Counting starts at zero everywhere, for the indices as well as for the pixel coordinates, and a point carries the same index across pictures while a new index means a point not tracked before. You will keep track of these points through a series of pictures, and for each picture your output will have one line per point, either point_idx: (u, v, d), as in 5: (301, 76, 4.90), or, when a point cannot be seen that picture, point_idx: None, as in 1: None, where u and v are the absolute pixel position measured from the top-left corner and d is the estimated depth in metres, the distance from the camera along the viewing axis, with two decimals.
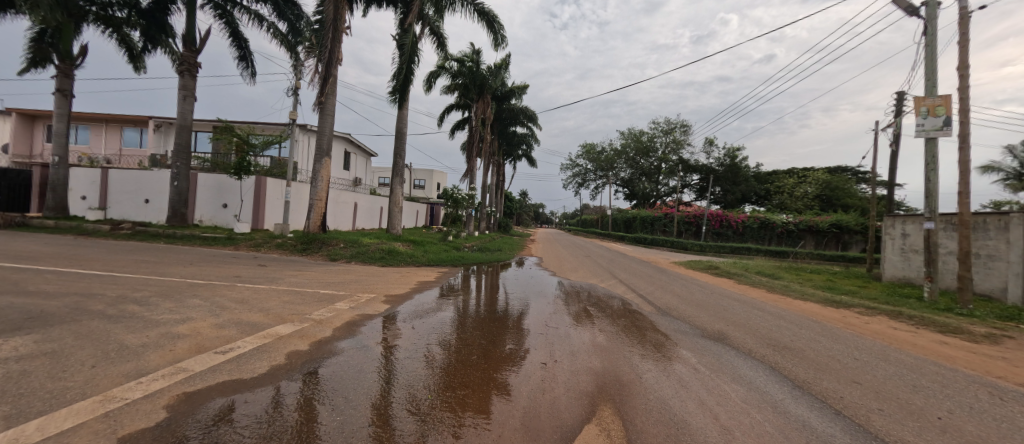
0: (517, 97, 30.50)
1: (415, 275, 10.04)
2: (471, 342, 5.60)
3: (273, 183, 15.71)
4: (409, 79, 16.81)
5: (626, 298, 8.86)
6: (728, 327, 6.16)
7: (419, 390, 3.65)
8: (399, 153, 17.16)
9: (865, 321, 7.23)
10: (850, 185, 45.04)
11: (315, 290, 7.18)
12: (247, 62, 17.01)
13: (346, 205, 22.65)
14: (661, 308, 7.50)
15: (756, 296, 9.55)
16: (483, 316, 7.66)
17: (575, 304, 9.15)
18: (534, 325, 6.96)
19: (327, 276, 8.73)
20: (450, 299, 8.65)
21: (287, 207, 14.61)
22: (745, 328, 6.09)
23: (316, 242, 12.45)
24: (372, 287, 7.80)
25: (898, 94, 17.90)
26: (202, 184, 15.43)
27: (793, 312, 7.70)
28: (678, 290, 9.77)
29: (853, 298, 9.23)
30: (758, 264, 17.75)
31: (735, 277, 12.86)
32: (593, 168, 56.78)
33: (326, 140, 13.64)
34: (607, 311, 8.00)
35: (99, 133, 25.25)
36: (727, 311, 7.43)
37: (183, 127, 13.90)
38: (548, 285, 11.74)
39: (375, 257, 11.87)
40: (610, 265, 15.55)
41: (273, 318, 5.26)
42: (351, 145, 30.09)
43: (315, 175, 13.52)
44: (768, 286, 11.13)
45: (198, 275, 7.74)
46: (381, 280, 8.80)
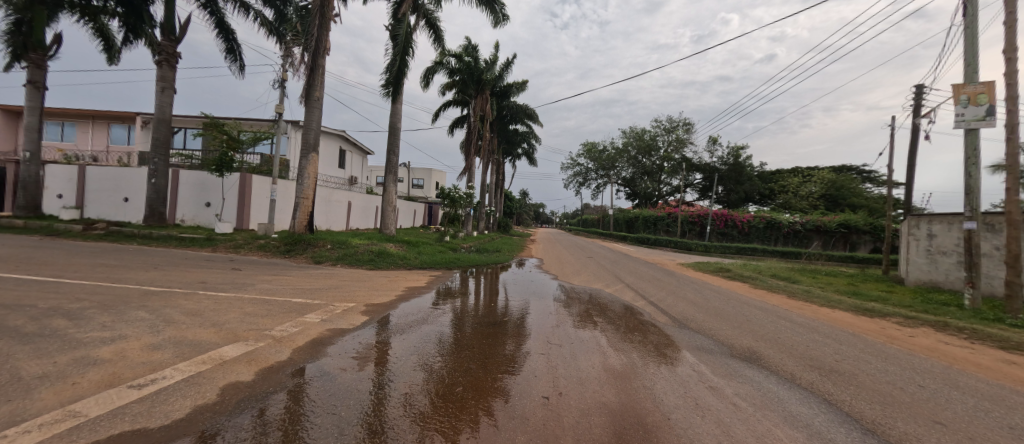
0: (517, 93, 29.66)
1: (405, 279, 9.22)
2: (461, 360, 4.76)
3: (259, 180, 14.86)
4: (403, 72, 15.97)
5: (636, 304, 8.01)
6: (759, 343, 5.30)
7: (387, 431, 2.80)
8: (393, 149, 16.33)
9: (911, 334, 6.36)
10: (856, 184, 44.27)
11: (286, 299, 6.32)
12: (235, 56, 16.17)
13: (339, 204, 21.81)
14: (680, 319, 6.61)
15: (779, 304, 8.68)
16: (479, 323, 6.83)
17: (580, 308, 8.33)
18: (535, 336, 6.13)
19: (306, 282, 7.88)
20: (443, 305, 7.82)
21: (273, 206, 13.78)
22: (780, 346, 5.24)
23: (301, 243, 11.64)
24: (354, 294, 6.95)
25: (917, 87, 17.08)
26: (184, 182, 14.61)
27: (825, 324, 6.85)
28: (693, 296, 8.92)
29: (885, 306, 8.39)
30: (770, 266, 16.91)
31: (750, 281, 12.02)
32: (594, 168, 55.94)
33: (313, 135, 12.81)
34: (614, 319, 7.16)
35: (85, 129, 24.48)
36: (754, 322, 6.55)
37: (162, 121, 13.10)
38: (549, 288, 10.88)
39: (363, 259, 11.04)
40: (615, 267, 14.73)
41: (223, 336, 4.42)
42: (347, 142, 29.23)
43: (302, 172, 12.69)
44: (788, 291, 10.26)
45: (158, 281, 6.91)
46: (365, 285, 7.94)
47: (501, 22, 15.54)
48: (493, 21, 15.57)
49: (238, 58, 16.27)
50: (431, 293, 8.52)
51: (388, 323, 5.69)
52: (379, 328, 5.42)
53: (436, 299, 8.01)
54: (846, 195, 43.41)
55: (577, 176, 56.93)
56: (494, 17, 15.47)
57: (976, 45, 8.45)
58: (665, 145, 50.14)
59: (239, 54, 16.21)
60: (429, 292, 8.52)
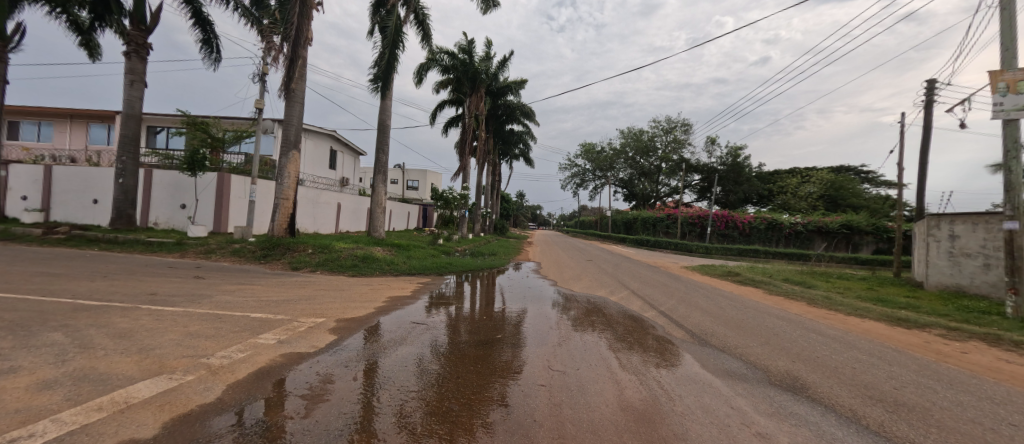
0: (513, 92, 28.89)
1: (389, 287, 8.34)
2: (445, 386, 3.74)
3: (238, 180, 13.92)
4: (393, 65, 15.12)
5: (650, 317, 6.98)
6: (799, 367, 4.46)
7: None
8: (382, 147, 15.48)
9: (964, 351, 5.55)
10: (856, 184, 43.79)
11: (242, 314, 5.42)
12: (211, 48, 15.42)
13: (328, 205, 20.85)
14: (707, 336, 5.60)
15: (803, 313, 7.84)
16: (471, 338, 5.77)
17: (586, 318, 7.27)
18: (536, 351, 5.09)
19: (275, 292, 6.97)
20: (431, 317, 6.76)
21: (252, 208, 12.87)
22: (836, 375, 4.26)
23: (279, 248, 10.74)
24: (327, 307, 6.06)
25: (928, 82, 16.45)
26: (158, 183, 13.69)
27: (864, 338, 6.03)
28: (707, 305, 8.08)
29: (920, 314, 7.61)
30: (777, 268, 16.21)
31: (762, 285, 11.25)
32: (592, 169, 55.20)
33: (293, 131, 11.93)
34: (622, 330, 6.30)
35: (63, 129, 23.48)
36: (793, 340, 5.58)
37: (131, 116, 12.19)
38: (548, 293, 9.96)
39: (346, 265, 10.13)
40: (617, 271, 13.90)
41: (143, 368, 3.53)
42: (337, 142, 28.28)
43: (281, 170, 11.78)
44: (809, 297, 9.43)
45: (99, 293, 5.99)
46: (341, 295, 7.04)
47: (491, 8, 14.78)
48: (483, 9, 14.79)
49: (216, 51, 15.56)
50: (420, 304, 7.51)
51: (363, 342, 4.70)
52: (349, 349, 4.43)
53: (423, 311, 6.98)
54: (846, 195, 42.88)
55: (575, 177, 56.21)
56: (484, 5, 14.69)
57: (1015, 28, 7.71)
58: (663, 145, 49.51)
59: (216, 47, 15.48)
60: (417, 303, 7.49)
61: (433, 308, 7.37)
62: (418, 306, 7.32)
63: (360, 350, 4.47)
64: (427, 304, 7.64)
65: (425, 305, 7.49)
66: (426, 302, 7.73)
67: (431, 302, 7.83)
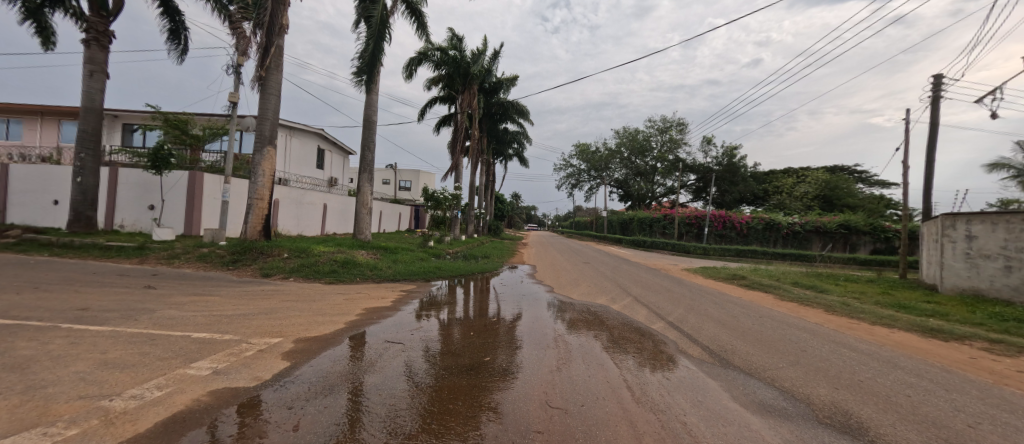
0: (506, 89, 28.20)
1: (368, 296, 7.50)
2: (413, 433, 2.87)
3: (211, 179, 12.96)
4: (379, 58, 14.28)
5: (662, 331, 6.16)
6: (851, 400, 3.66)
7: None
8: (367, 144, 14.64)
9: (1020, 370, 4.85)
10: (851, 184, 43.52)
11: (183, 334, 4.58)
12: (178, 39, 14.55)
13: (314, 207, 19.90)
14: (732, 357, 4.76)
15: (824, 323, 7.09)
16: (457, 360, 4.87)
17: (590, 331, 6.42)
18: (530, 378, 4.19)
19: (233, 304, 6.08)
20: (412, 332, 5.85)
21: (224, 208, 11.94)
22: (902, 412, 3.44)
23: (252, 252, 9.86)
24: (287, 324, 5.19)
25: (935, 77, 15.94)
26: (124, 182, 12.74)
27: (905, 356, 5.29)
28: (719, 314, 7.31)
29: (951, 323, 6.95)
30: (781, 270, 15.58)
31: (771, 289, 10.56)
32: (586, 169, 54.60)
33: (269, 126, 11.07)
34: (629, 347, 5.48)
35: (34, 127, 22.30)
36: (831, 363, 4.75)
37: (91, 110, 11.24)
38: (544, 300, 9.08)
39: (323, 270, 9.25)
40: (616, 275, 13.16)
41: (16, 419, 2.70)
42: (325, 141, 27.28)
43: (255, 168, 10.90)
44: (825, 304, 8.70)
45: (19, 308, 5.11)
46: (309, 308, 6.18)
47: None
48: None
49: (184, 42, 14.69)
50: (401, 315, 6.62)
51: (316, 373, 3.78)
52: (294, 385, 3.49)
53: (403, 326, 6.08)
54: (841, 195, 42.66)
55: (570, 177, 55.55)
56: None
57: None
58: (659, 145, 48.94)
59: (184, 38, 14.62)
60: (397, 315, 6.58)
61: (416, 321, 6.48)
62: (397, 318, 6.40)
63: (310, 383, 3.55)
64: (409, 315, 6.73)
65: (407, 318, 6.59)
66: (408, 313, 6.83)
67: (415, 313, 6.93)
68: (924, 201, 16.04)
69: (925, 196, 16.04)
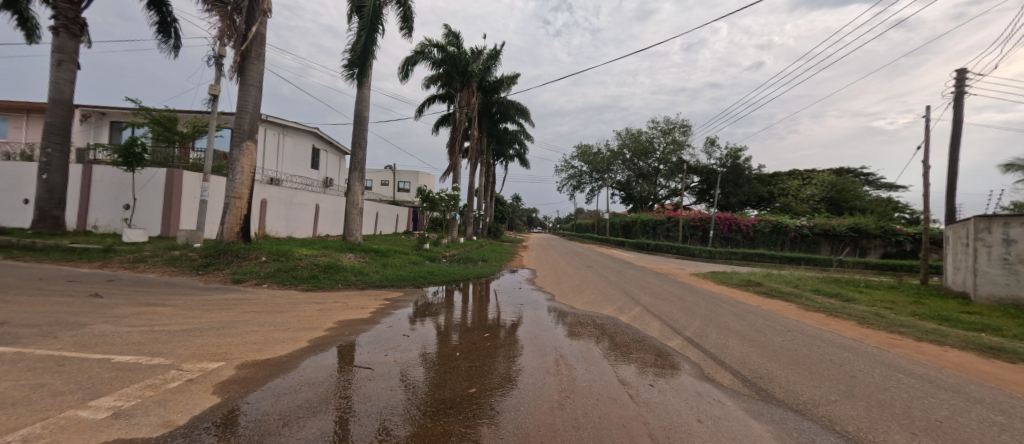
0: (506, 88, 27.40)
1: (347, 306, 6.65)
2: None
3: (189, 177, 12.14)
4: (370, 50, 13.49)
5: (685, 351, 5.18)
6: None
7: None
8: (358, 141, 13.86)
9: None
10: (858, 186, 42.63)
11: (104, 357, 3.77)
12: (168, 33, 13.79)
13: (305, 207, 19.12)
14: (775, 390, 3.84)
15: (863, 339, 6.23)
16: (438, 389, 3.87)
17: (599, 350, 5.41)
18: (527, 414, 3.27)
19: (184, 317, 5.23)
20: (387, 352, 4.82)
21: (202, 208, 11.13)
22: None
23: (226, 255, 9.09)
24: (236, 343, 4.36)
25: (958, 73, 15.09)
26: (99, 180, 12.00)
27: (979, 384, 4.40)
28: (745, 329, 6.39)
29: (1008, 340, 6.08)
30: (796, 276, 14.69)
31: (791, 298, 9.69)
32: (588, 171, 53.74)
33: (248, 119, 10.29)
34: (646, 369, 4.54)
35: (19, 124, 21.63)
36: (896, 397, 3.86)
37: (59, 102, 10.50)
38: (545, 310, 8.13)
39: (302, 276, 8.43)
40: (621, 281, 12.33)
41: None
42: (320, 140, 26.52)
43: (233, 164, 10.14)
44: (856, 316, 7.83)
45: None
46: (271, 321, 5.34)
47: None
48: None
49: (174, 35, 13.92)
50: (379, 330, 5.60)
51: (242, 419, 2.84)
52: (205, 438, 2.60)
53: (378, 343, 5.07)
54: (849, 198, 41.78)
55: (572, 179, 54.77)
56: None
57: None
58: (662, 147, 48.07)
59: (174, 32, 13.87)
60: (373, 330, 5.56)
61: (395, 337, 5.45)
62: (373, 334, 5.39)
63: (222, 437, 2.59)
64: (388, 330, 5.71)
65: (385, 333, 5.57)
66: (387, 328, 5.81)
67: (396, 328, 5.91)
68: (947, 202, 15.16)
69: (949, 198, 15.16)
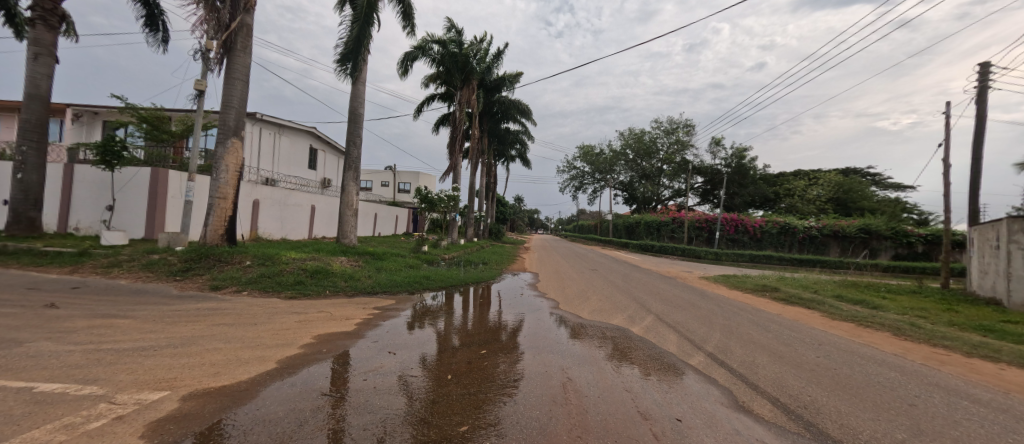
0: (508, 87, 26.78)
1: (329, 317, 5.99)
2: None
3: (174, 177, 11.58)
4: (364, 44, 12.91)
5: (714, 376, 4.36)
6: None
7: None
8: (353, 139, 13.28)
9: None
10: (866, 187, 41.80)
11: (24, 386, 3.17)
12: (155, 26, 13.28)
13: (300, 208, 18.54)
14: (828, 427, 3.18)
15: (905, 354, 5.58)
16: (423, 428, 2.99)
17: (611, 372, 4.54)
18: None
19: (140, 332, 4.61)
20: (365, 374, 4.02)
21: (186, 209, 10.55)
22: None
23: (207, 260, 8.51)
24: (191, 365, 3.74)
25: (981, 67, 14.39)
26: (79, 179, 11.46)
27: None
28: (772, 344, 5.71)
29: None
30: (811, 280, 14.01)
31: (813, 304, 8.99)
32: (591, 171, 53.03)
33: (233, 114, 9.70)
34: (668, 393, 3.88)
35: (10, 124, 21.18)
36: (973, 435, 3.19)
37: (36, 97, 9.98)
38: (546, 318, 7.47)
39: (286, 281, 7.83)
40: (628, 285, 11.72)
41: None
42: (318, 140, 26.05)
43: (217, 162, 9.56)
44: (889, 326, 7.15)
45: None
46: (239, 335, 4.72)
47: None
48: None
49: (163, 29, 13.42)
50: (360, 347, 4.80)
51: None
52: None
53: (356, 363, 4.27)
54: (856, 198, 40.96)
55: (574, 179, 54.06)
56: None
57: None
58: (666, 147, 47.38)
59: (162, 25, 13.34)
60: (352, 347, 4.77)
61: (377, 356, 4.62)
62: (351, 352, 4.58)
63: None
64: (370, 347, 4.88)
65: (366, 351, 4.75)
66: (368, 343, 4.98)
67: (379, 343, 5.07)
68: (970, 202, 14.41)
69: (971, 198, 14.41)
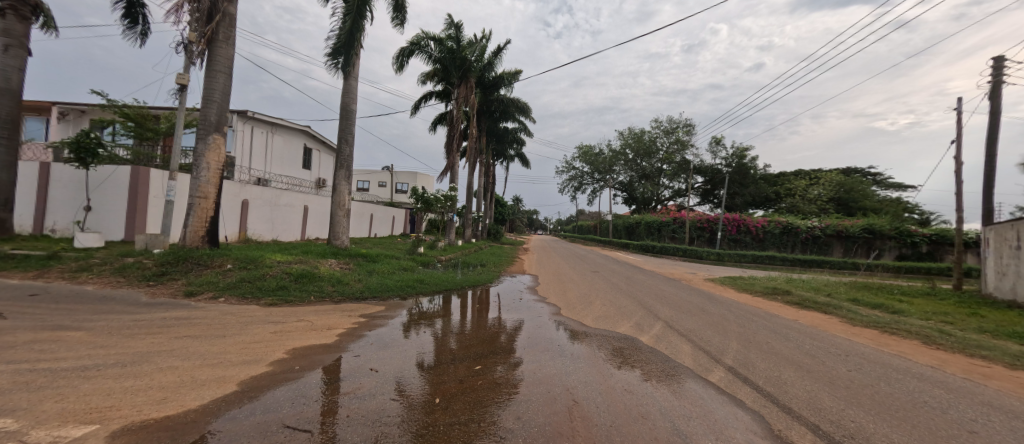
0: (507, 85, 26.23)
1: (310, 327, 5.45)
2: None
3: (156, 176, 11.02)
4: (356, 37, 12.35)
5: (742, 399, 3.71)
6: None
7: None
8: (345, 136, 12.75)
9: None
10: (867, 186, 41.37)
11: None
12: (135, 19, 12.75)
13: (292, 209, 17.95)
14: None
15: (942, 366, 5.06)
16: None
17: (621, 390, 3.88)
18: None
19: (88, 348, 4.06)
20: (336, 400, 3.33)
21: (166, 210, 9.98)
22: None
23: (185, 263, 7.97)
24: (134, 390, 3.20)
25: (995, 60, 13.89)
26: (54, 179, 10.89)
27: None
28: (798, 356, 5.17)
29: None
30: (821, 281, 13.51)
31: (831, 308, 8.47)
32: (590, 171, 52.48)
33: (213, 109, 9.16)
34: (693, 416, 3.33)
35: None
36: None
37: (6, 92, 9.43)
38: (548, 323, 6.92)
39: (268, 287, 7.28)
40: (633, 288, 11.19)
41: None
42: (312, 139, 25.48)
43: (198, 160, 9.02)
44: (916, 333, 6.64)
45: None
46: (204, 350, 4.19)
47: None
48: None
49: (142, 22, 12.90)
50: (338, 366, 4.15)
51: None
52: None
53: (330, 384, 3.64)
54: (858, 198, 40.53)
55: (573, 180, 53.50)
56: None
57: None
58: (666, 146, 46.85)
59: (141, 17, 12.82)
60: (327, 366, 4.11)
61: (354, 376, 3.92)
62: (323, 373, 3.89)
63: None
64: (348, 367, 4.17)
65: (342, 371, 4.05)
66: (347, 362, 4.29)
67: (359, 361, 4.37)
68: (984, 201, 13.92)
69: (986, 197, 13.92)
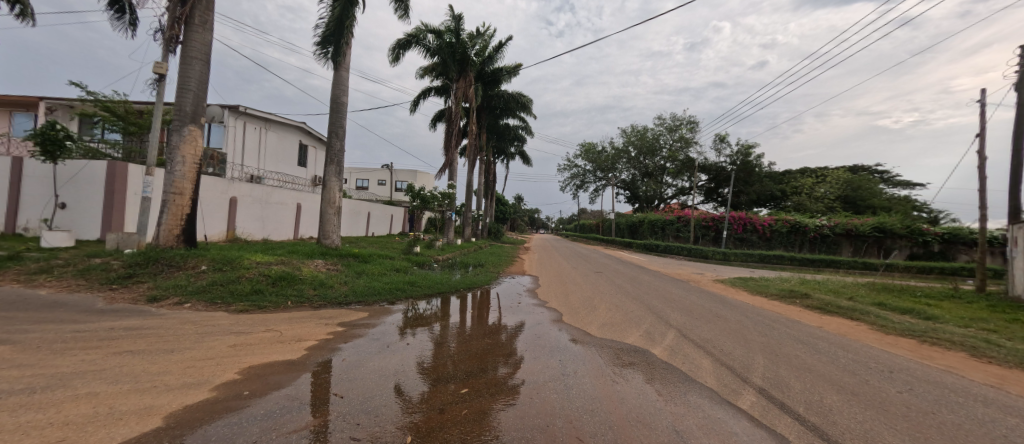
0: (507, 80, 25.53)
1: (277, 338, 4.80)
2: None
3: (132, 171, 10.41)
4: (346, 24, 11.69)
5: (784, 434, 3.03)
6: None
7: None
8: (335, 129, 12.12)
9: None
10: (875, 183, 40.51)
11: None
12: (121, 8, 12.13)
13: (283, 207, 17.31)
14: None
15: (1004, 385, 4.38)
16: None
17: (638, 422, 3.18)
18: None
19: (1, 367, 3.42)
20: (285, 438, 2.67)
21: (143, 207, 9.37)
22: None
23: (155, 264, 7.34)
24: (28, 428, 2.55)
25: None
26: (24, 173, 10.30)
27: None
28: (840, 374, 4.44)
29: None
30: (837, 283, 12.81)
31: (857, 314, 7.77)
32: (592, 169, 51.71)
33: (190, 98, 8.54)
34: None
35: None
36: None
37: None
38: (549, 329, 6.22)
39: (241, 291, 6.65)
40: (639, 291, 10.52)
41: None
42: (307, 135, 24.76)
43: (172, 152, 8.40)
44: (959, 343, 5.95)
45: None
46: (141, 369, 3.55)
47: None
48: None
49: (129, 11, 12.28)
50: (301, 387, 3.50)
51: None
52: None
53: (285, 413, 3.00)
54: (866, 196, 39.67)
55: (574, 178, 52.77)
56: None
57: None
58: (669, 144, 46.01)
59: (130, 6, 12.20)
60: (285, 389, 3.45)
61: (312, 402, 3.23)
62: (280, 400, 3.24)
63: None
64: (310, 389, 3.50)
65: (303, 395, 3.39)
66: (309, 384, 3.60)
67: (325, 380, 3.69)
68: (1010, 199, 13.18)
69: (1011, 195, 13.17)
